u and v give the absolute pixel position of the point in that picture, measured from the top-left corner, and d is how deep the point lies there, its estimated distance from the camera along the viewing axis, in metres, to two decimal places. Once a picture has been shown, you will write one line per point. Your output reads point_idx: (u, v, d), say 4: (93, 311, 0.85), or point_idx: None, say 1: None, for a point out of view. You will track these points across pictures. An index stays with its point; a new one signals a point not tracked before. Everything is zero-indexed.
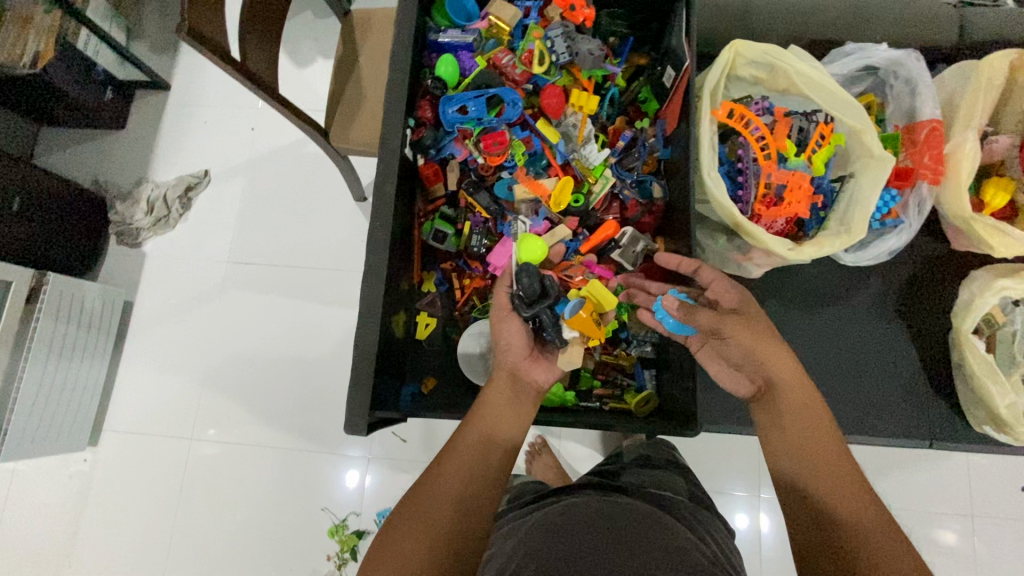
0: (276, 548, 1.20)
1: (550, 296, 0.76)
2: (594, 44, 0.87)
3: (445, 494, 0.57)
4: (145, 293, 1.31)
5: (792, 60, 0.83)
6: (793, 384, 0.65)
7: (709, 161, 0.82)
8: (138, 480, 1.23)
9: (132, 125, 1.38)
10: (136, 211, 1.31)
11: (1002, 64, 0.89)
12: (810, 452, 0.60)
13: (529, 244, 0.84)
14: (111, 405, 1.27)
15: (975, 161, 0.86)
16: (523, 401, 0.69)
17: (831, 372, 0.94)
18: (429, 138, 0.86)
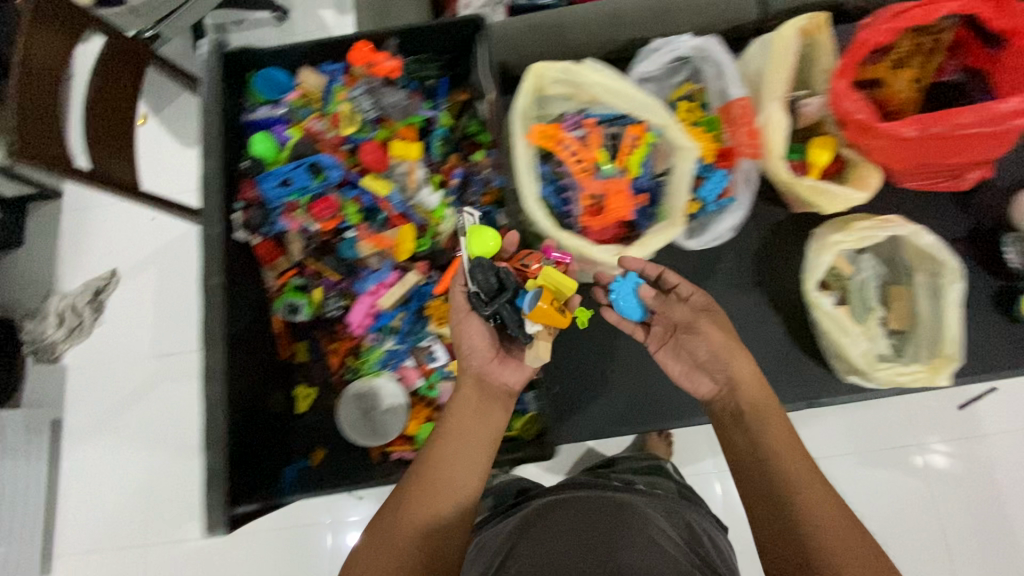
0: None
1: (510, 290, 0.75)
2: (399, 95, 0.89)
3: (413, 516, 0.65)
4: (68, 408, 1.24)
5: (587, 74, 0.86)
6: (745, 376, 0.72)
7: (528, 185, 0.84)
8: None
9: (30, 240, 1.31)
10: (47, 326, 1.26)
11: (793, 34, 0.93)
12: (765, 437, 0.66)
13: (482, 236, 0.78)
14: (54, 535, 1.19)
15: (784, 129, 0.91)
16: (488, 411, 0.75)
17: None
18: (256, 217, 0.86)
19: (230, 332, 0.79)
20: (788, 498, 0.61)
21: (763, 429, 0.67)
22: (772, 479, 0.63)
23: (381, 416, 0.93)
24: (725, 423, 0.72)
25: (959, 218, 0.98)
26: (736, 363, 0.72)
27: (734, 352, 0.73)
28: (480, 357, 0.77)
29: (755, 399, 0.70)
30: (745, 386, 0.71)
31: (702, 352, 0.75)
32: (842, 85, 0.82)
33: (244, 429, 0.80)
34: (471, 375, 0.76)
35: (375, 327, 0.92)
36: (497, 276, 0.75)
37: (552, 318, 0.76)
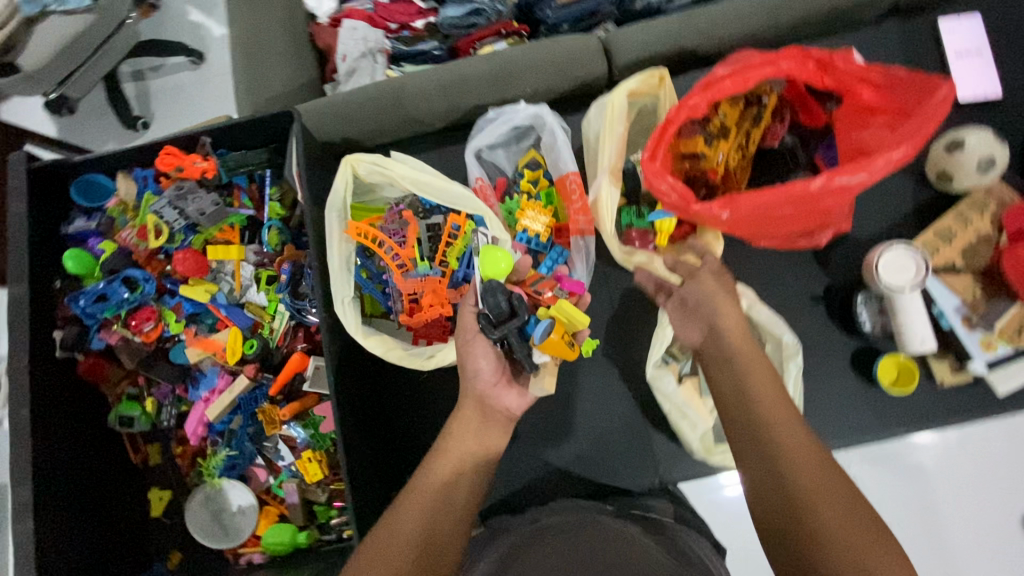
0: None
1: (520, 317, 0.72)
2: (205, 200, 0.88)
3: (406, 533, 0.60)
4: None
5: (395, 168, 0.84)
6: (728, 322, 0.70)
7: (340, 289, 0.81)
8: None
9: None
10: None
11: (623, 101, 0.89)
12: (753, 383, 0.64)
13: (492, 256, 0.77)
14: None
15: (614, 203, 0.87)
16: (487, 431, 0.73)
17: (549, 436, 0.93)
18: (70, 337, 0.84)
19: (44, 462, 0.78)
20: (786, 471, 0.56)
21: (760, 386, 0.64)
22: (766, 443, 0.59)
23: (232, 517, 0.92)
24: (714, 375, 0.69)
25: (818, 276, 0.94)
26: (732, 314, 0.71)
27: (728, 304, 0.72)
28: (485, 380, 0.74)
29: (756, 356, 0.67)
30: (742, 342, 0.68)
31: (692, 301, 0.75)
32: (652, 166, 0.78)
33: (65, 554, 0.79)
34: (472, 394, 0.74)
35: (214, 430, 0.92)
36: (507, 299, 0.72)
37: (558, 349, 0.77)
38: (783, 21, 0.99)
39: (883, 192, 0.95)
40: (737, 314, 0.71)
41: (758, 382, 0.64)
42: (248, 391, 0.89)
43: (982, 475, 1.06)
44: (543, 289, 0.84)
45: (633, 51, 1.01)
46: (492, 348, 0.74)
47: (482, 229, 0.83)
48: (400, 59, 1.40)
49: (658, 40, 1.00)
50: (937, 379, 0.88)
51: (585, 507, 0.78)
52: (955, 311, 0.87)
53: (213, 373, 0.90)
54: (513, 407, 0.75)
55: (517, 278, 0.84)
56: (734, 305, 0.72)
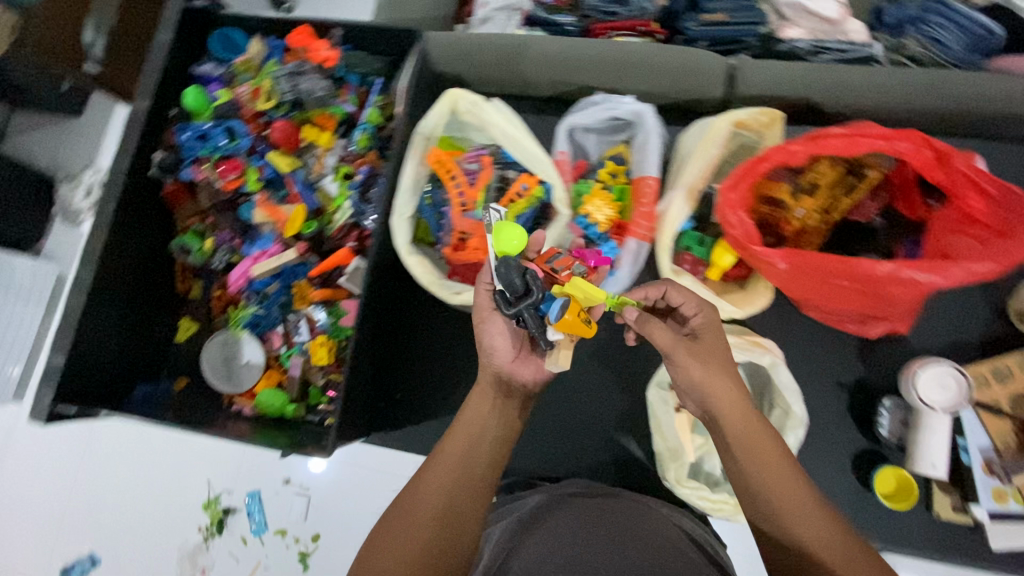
0: (128, 527, 1.27)
1: (534, 295, 0.66)
2: (317, 82, 0.94)
3: (425, 505, 0.64)
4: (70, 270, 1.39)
5: (490, 113, 0.88)
6: (720, 404, 0.65)
7: (402, 203, 0.86)
8: (31, 443, 1.34)
9: (86, 117, 1.43)
10: (77, 194, 1.38)
11: (725, 127, 0.89)
12: (760, 473, 0.62)
13: (505, 235, 0.67)
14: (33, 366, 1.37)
15: (680, 220, 0.88)
16: (508, 405, 0.75)
17: (537, 412, 0.98)
18: (168, 161, 0.94)
19: (109, 256, 0.89)
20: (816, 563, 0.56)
21: (761, 464, 0.62)
22: (792, 546, 0.58)
23: (239, 366, 1.01)
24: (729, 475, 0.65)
25: (854, 367, 0.91)
26: (722, 394, 0.65)
27: (723, 385, 0.65)
28: (506, 359, 0.76)
29: (756, 431, 0.63)
30: (734, 415, 0.64)
31: (683, 383, 0.68)
32: (729, 197, 0.78)
33: (98, 339, 0.91)
34: (491, 374, 0.76)
35: (252, 288, 0.99)
36: (521, 277, 0.66)
37: (577, 330, 0.68)
38: (920, 106, 0.95)
39: (955, 309, 0.91)
40: (732, 394, 0.65)
41: (761, 463, 0.62)
42: (290, 264, 0.96)
43: None
44: (559, 268, 0.72)
45: (757, 85, 0.99)
46: (506, 324, 0.77)
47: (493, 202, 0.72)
48: (536, 22, 1.38)
49: (785, 82, 0.98)
50: (933, 510, 0.85)
51: (593, 499, 0.83)
52: (979, 451, 0.83)
53: (268, 238, 0.97)
54: (530, 383, 0.77)
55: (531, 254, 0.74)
56: (728, 379, 0.66)
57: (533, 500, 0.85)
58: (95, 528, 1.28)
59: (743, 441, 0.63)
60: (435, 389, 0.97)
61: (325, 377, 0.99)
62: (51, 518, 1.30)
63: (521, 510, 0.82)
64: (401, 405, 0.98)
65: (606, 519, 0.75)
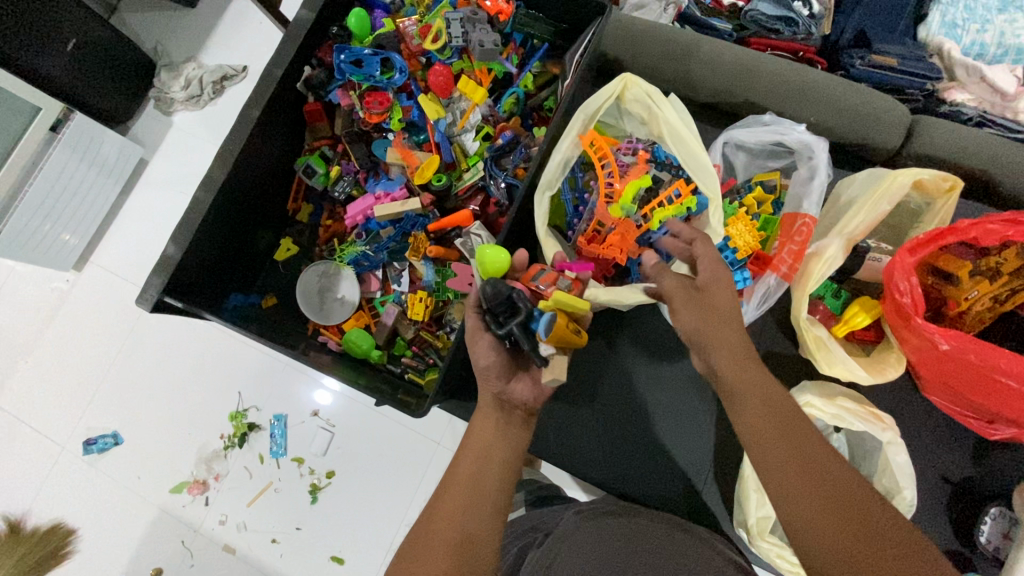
0: (168, 423, 1.28)
1: (523, 311, 0.72)
2: (489, 36, 0.89)
3: (441, 528, 0.63)
4: (162, 158, 1.38)
5: (665, 108, 0.82)
6: (723, 346, 0.68)
7: (550, 181, 0.82)
8: (87, 317, 1.34)
9: (203, 9, 1.41)
10: (175, 84, 1.37)
11: (906, 184, 0.82)
12: (756, 408, 0.64)
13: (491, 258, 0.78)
14: (103, 243, 1.36)
15: (832, 267, 0.83)
16: (510, 427, 0.75)
17: (614, 423, 0.96)
18: (318, 79, 0.91)
19: (243, 162, 0.88)
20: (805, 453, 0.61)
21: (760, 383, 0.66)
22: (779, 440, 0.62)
23: (333, 301, 1.00)
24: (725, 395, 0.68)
25: (962, 463, 0.87)
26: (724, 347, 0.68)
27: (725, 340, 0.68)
28: (501, 380, 0.76)
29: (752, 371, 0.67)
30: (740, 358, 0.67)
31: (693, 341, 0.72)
32: (905, 260, 0.73)
33: (211, 241, 0.90)
34: (490, 396, 0.76)
35: (366, 226, 0.98)
36: (508, 295, 0.73)
37: (568, 337, 0.73)
38: None
39: None
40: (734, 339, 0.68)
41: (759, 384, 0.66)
42: (412, 213, 0.93)
43: None
44: (542, 283, 0.77)
45: (935, 145, 0.93)
46: (497, 344, 0.75)
47: (476, 230, 0.88)
48: (685, 21, 1.19)
49: (965, 150, 0.92)
50: None
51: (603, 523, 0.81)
52: None
53: (396, 179, 0.96)
54: (528, 399, 0.78)
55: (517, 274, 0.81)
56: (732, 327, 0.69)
57: (565, 518, 0.86)
58: (135, 415, 1.29)
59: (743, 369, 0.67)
60: None
61: (415, 331, 0.97)
62: (91, 396, 1.31)
63: (561, 520, 0.86)
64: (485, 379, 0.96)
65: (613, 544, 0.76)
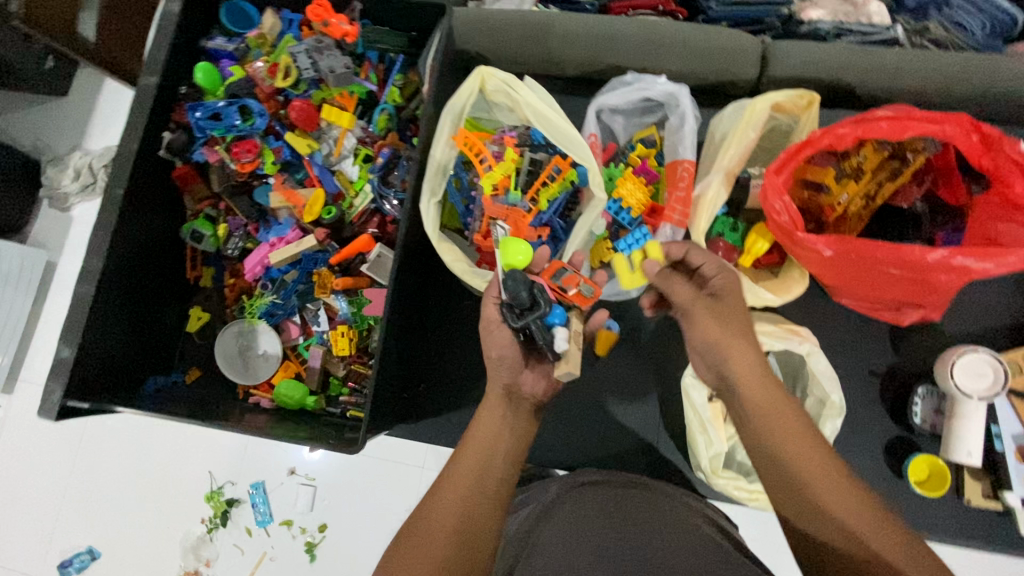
0: (137, 522, 1.22)
1: (541, 307, 0.71)
2: (338, 61, 0.90)
3: (440, 519, 0.60)
4: (65, 255, 1.31)
5: (521, 92, 0.84)
6: (740, 373, 0.65)
7: (431, 188, 0.83)
8: (29, 435, 1.27)
9: (75, 93, 1.34)
10: (64, 177, 1.29)
11: (765, 109, 0.86)
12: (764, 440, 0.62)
13: (510, 249, 0.75)
14: (26, 357, 1.29)
15: (717, 204, 0.86)
16: (518, 421, 0.72)
17: (565, 402, 0.97)
18: (177, 141, 0.89)
19: (120, 244, 0.85)
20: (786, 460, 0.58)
21: (759, 403, 0.62)
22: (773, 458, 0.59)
23: (256, 359, 0.97)
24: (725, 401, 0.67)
25: (885, 356, 0.91)
26: (739, 356, 0.65)
27: (742, 347, 0.66)
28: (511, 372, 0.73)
29: (768, 397, 0.62)
30: (754, 383, 0.64)
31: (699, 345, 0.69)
32: (775, 180, 0.76)
33: (108, 331, 0.86)
34: (501, 390, 0.73)
35: (269, 276, 0.96)
36: (529, 290, 0.71)
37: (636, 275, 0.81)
38: (958, 88, 0.95)
39: (983, 296, 0.91)
40: (751, 361, 0.65)
41: (759, 404, 0.62)
42: (310, 251, 0.92)
43: None
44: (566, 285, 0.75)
45: (790, 66, 0.97)
46: (512, 335, 0.73)
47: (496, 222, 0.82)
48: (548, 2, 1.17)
49: (818, 65, 0.96)
50: (964, 497, 0.85)
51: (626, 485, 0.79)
52: (1011, 437, 0.83)
53: (285, 223, 0.94)
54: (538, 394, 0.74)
55: (537, 270, 0.78)
56: (744, 340, 0.66)
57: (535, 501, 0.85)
58: (104, 523, 1.23)
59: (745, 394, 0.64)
60: (457, 383, 0.95)
61: (346, 368, 0.95)
62: (56, 517, 1.24)
63: (542, 495, 0.82)
64: (424, 396, 0.95)
65: (623, 502, 0.75)
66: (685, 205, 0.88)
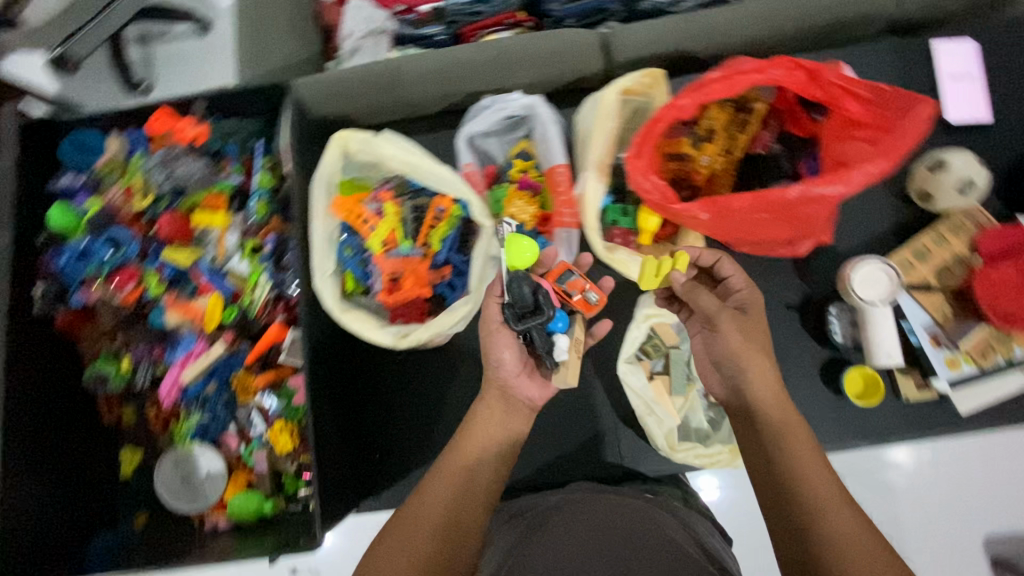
0: None
1: (544, 312, 0.74)
2: (193, 166, 0.91)
3: (428, 513, 0.64)
4: None
5: (381, 146, 0.85)
6: (759, 388, 0.67)
7: (322, 262, 0.81)
8: None
9: None
10: None
11: (614, 97, 0.90)
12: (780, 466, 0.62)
13: (517, 246, 0.77)
14: None
15: (599, 197, 0.89)
16: (510, 417, 0.76)
17: None
18: (48, 293, 0.85)
19: (15, 413, 0.79)
20: (787, 478, 0.61)
21: (777, 418, 0.65)
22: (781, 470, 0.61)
23: (201, 481, 0.92)
24: (739, 414, 0.70)
25: (796, 288, 0.96)
26: (757, 369, 0.68)
27: (757, 357, 0.69)
28: (507, 373, 0.76)
29: (784, 418, 0.65)
30: (768, 399, 0.67)
31: (718, 351, 0.73)
32: (637, 163, 0.79)
33: (31, 506, 0.81)
34: (495, 386, 0.77)
35: (189, 395, 0.92)
36: (533, 294, 0.75)
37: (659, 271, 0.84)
38: (784, 28, 1.01)
39: (863, 208, 0.98)
40: (772, 380, 0.68)
41: (778, 419, 0.65)
42: (223, 359, 0.90)
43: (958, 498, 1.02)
44: (569, 288, 0.82)
45: (632, 50, 1.02)
46: (514, 341, 0.76)
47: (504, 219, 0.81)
48: (405, 41, 1.37)
49: (656, 42, 1.02)
50: (903, 395, 0.90)
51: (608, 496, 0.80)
52: (923, 329, 0.88)
53: (188, 339, 0.89)
54: (534, 399, 0.79)
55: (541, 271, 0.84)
56: (767, 355, 0.69)
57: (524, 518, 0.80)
58: None
59: (759, 409, 0.66)
60: (411, 444, 0.93)
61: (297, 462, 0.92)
62: None
63: (526, 516, 0.79)
64: (382, 466, 0.93)
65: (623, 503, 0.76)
66: (569, 207, 0.92)
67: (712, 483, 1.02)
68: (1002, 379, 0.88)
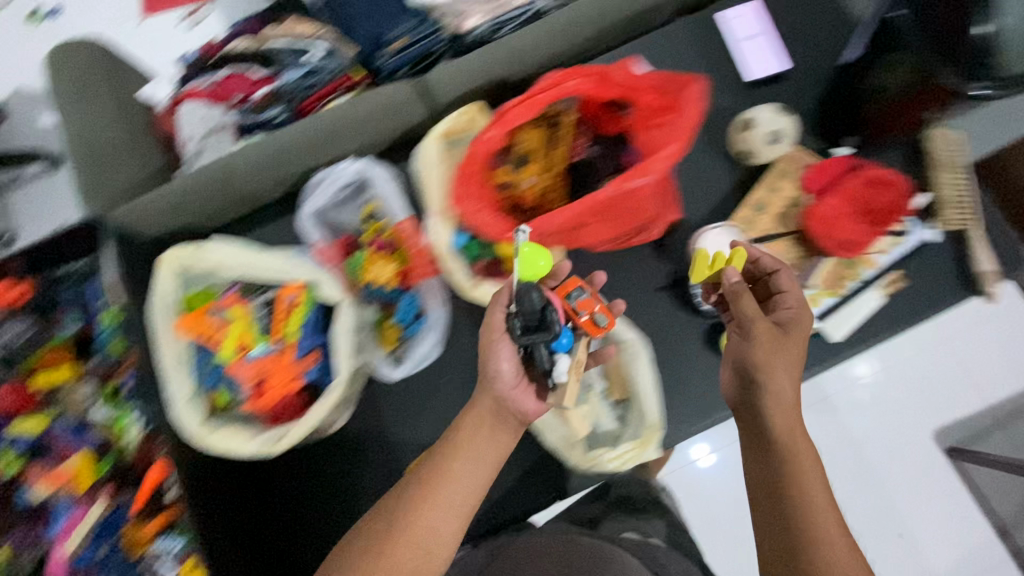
0: None
1: (550, 330, 0.70)
2: (20, 328, 0.87)
3: (409, 559, 0.66)
4: None
5: (211, 256, 0.83)
6: (778, 406, 0.67)
7: (176, 389, 0.78)
8: None
9: None
10: None
11: (436, 145, 0.92)
12: (789, 487, 0.64)
13: (530, 257, 0.74)
14: None
15: (449, 241, 0.90)
16: (499, 433, 0.74)
17: None
18: None
19: None
20: (792, 495, 0.64)
21: (787, 435, 0.66)
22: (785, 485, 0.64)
23: None
24: (746, 422, 0.71)
25: (662, 270, 0.99)
26: (784, 385, 0.68)
27: (785, 372, 0.68)
28: (507, 387, 0.74)
29: (796, 441, 0.66)
30: (786, 417, 0.67)
31: (744, 356, 0.71)
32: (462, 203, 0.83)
33: None
34: (489, 401, 0.74)
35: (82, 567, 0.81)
36: (542, 308, 0.69)
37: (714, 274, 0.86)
38: (581, 36, 1.08)
39: (701, 178, 1.02)
40: (789, 403, 0.67)
41: (789, 437, 0.66)
42: (108, 515, 0.83)
43: (913, 412, 1.26)
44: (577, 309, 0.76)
45: (448, 90, 1.05)
46: (515, 355, 0.73)
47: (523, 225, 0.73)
48: (250, 128, 1.41)
49: (468, 77, 1.05)
50: None
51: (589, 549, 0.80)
52: None
53: (64, 506, 0.83)
54: (524, 415, 0.75)
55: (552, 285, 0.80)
56: (790, 376, 0.68)
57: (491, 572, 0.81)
58: None
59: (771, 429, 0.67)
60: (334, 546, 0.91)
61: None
62: None
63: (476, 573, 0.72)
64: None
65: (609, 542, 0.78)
66: (424, 258, 0.92)
67: (702, 450, 1.26)
68: (863, 301, 0.93)
